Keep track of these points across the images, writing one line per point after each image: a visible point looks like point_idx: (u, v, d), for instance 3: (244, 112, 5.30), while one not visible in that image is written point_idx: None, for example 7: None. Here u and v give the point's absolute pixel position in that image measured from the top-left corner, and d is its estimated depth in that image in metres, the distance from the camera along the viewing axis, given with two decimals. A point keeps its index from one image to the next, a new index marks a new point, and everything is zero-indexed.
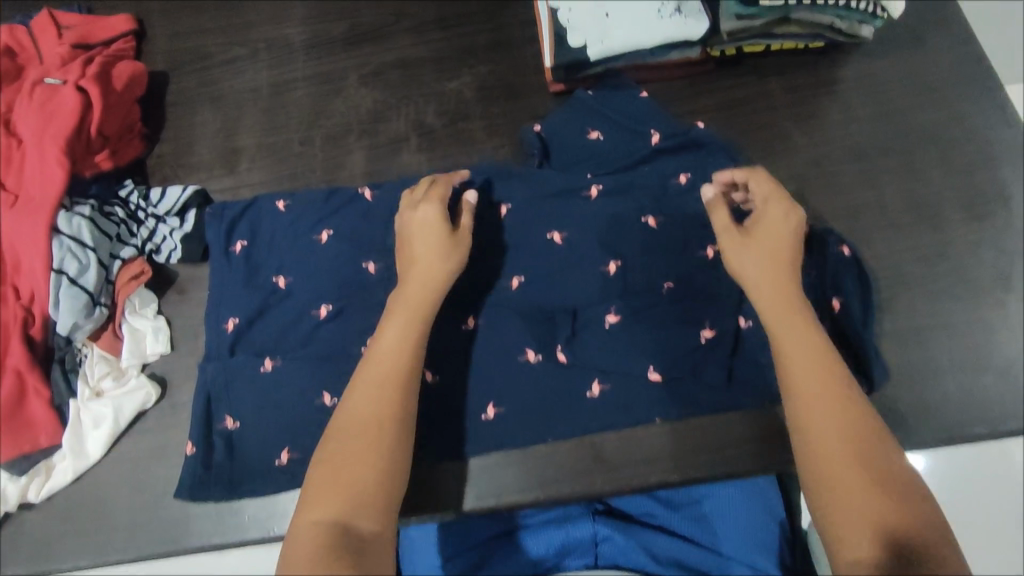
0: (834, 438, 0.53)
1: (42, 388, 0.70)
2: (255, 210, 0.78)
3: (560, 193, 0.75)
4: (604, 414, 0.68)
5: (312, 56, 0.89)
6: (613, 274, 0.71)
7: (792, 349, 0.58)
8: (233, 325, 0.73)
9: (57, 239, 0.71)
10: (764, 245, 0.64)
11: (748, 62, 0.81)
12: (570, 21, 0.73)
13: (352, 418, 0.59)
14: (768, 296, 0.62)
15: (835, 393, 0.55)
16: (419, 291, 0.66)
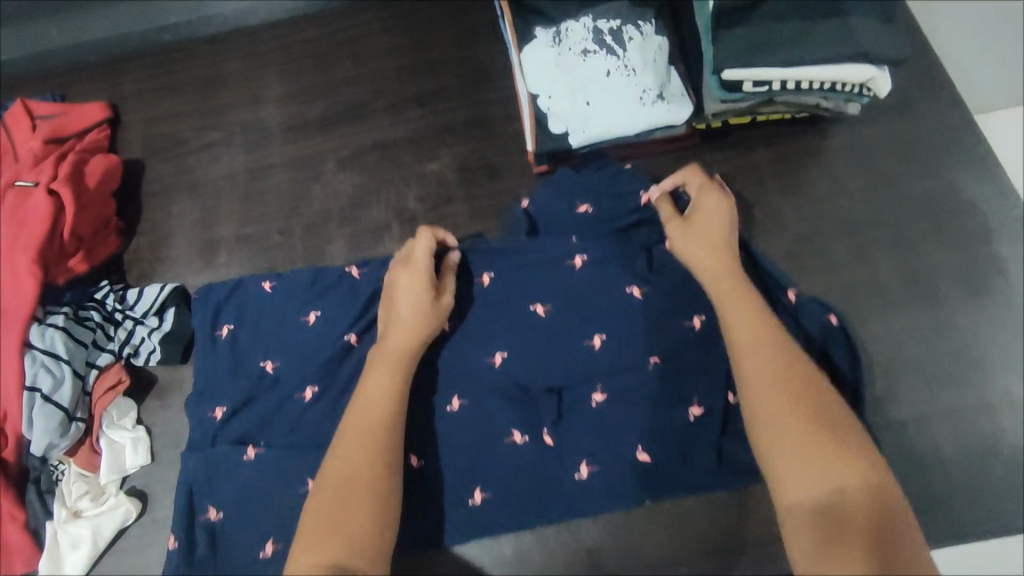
0: (778, 396, 0.52)
1: (17, 512, 0.67)
2: (242, 291, 0.75)
3: (543, 264, 0.72)
4: (597, 499, 0.64)
5: (289, 138, 0.87)
6: (598, 348, 0.68)
7: (731, 312, 0.59)
8: (223, 412, 0.70)
9: (30, 354, 0.69)
10: (705, 228, 0.65)
11: (733, 134, 0.80)
12: (550, 108, 0.72)
13: (338, 467, 0.56)
14: (710, 271, 0.63)
15: (778, 353, 0.55)
16: (403, 346, 0.63)
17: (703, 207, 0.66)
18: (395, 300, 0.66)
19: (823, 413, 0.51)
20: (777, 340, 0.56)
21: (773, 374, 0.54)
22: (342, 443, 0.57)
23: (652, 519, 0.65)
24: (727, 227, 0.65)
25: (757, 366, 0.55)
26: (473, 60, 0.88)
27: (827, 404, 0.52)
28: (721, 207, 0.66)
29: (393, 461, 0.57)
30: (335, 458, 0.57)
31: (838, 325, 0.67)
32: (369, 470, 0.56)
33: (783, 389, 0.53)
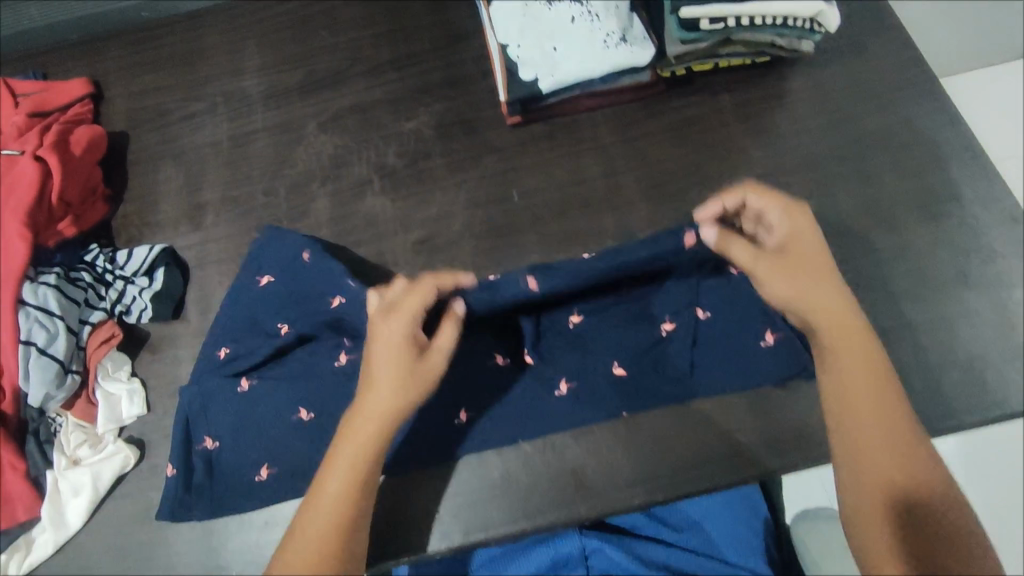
0: (878, 465, 0.57)
1: (18, 462, 0.69)
2: (292, 246, 0.77)
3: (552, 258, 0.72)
4: (575, 412, 0.68)
5: (270, 105, 0.90)
6: (586, 277, 0.72)
7: (849, 378, 0.60)
8: (226, 352, 0.74)
9: (23, 310, 0.70)
10: (808, 260, 0.63)
11: (697, 80, 0.83)
12: (520, 57, 0.75)
13: (297, 551, 0.57)
14: (836, 338, 0.61)
15: (889, 423, 0.58)
16: (373, 427, 0.61)
17: (793, 232, 0.64)
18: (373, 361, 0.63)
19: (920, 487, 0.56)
20: (890, 404, 0.59)
21: (880, 444, 0.58)
22: (301, 523, 0.59)
23: (634, 439, 0.68)
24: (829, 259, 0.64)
25: (862, 428, 0.58)
26: (445, 25, 0.91)
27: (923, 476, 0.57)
28: (811, 232, 0.65)
29: (349, 550, 0.58)
30: (298, 539, 0.58)
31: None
32: (327, 559, 0.57)
33: (890, 460, 0.57)
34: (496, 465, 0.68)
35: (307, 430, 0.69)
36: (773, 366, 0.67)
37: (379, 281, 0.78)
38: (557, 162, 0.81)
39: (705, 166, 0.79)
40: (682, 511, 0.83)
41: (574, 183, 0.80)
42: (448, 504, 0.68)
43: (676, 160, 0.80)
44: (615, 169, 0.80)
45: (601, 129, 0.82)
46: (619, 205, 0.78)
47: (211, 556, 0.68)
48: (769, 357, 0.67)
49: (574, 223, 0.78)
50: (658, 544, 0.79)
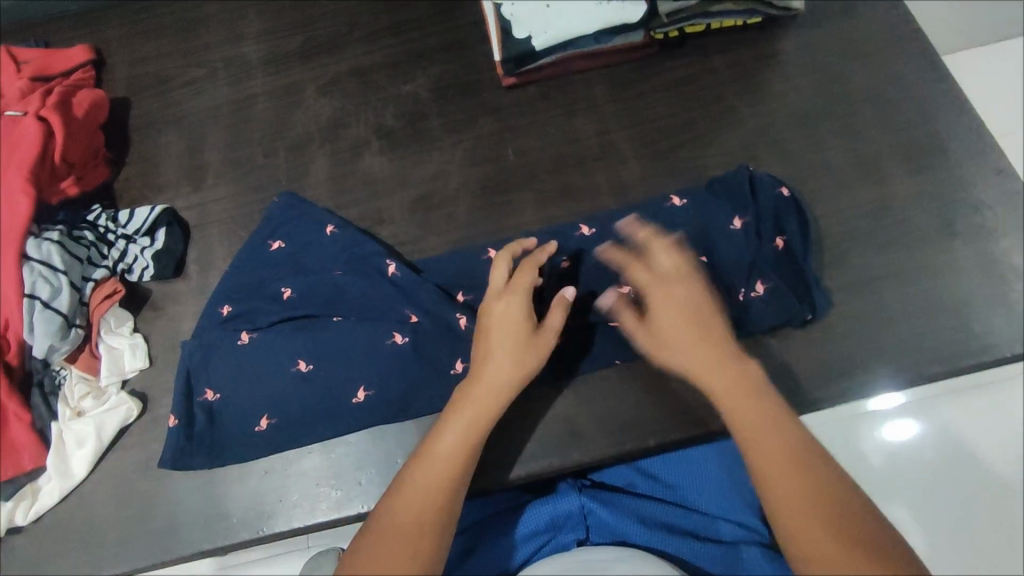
0: (810, 524, 0.53)
1: (23, 412, 0.70)
2: (311, 219, 0.78)
3: (554, 230, 0.76)
4: (569, 362, 0.70)
5: (270, 71, 0.91)
6: (585, 235, 0.75)
7: (734, 400, 0.59)
8: (228, 310, 0.75)
9: (28, 264, 0.72)
10: (682, 329, 0.62)
11: (691, 42, 0.84)
12: (514, 15, 0.78)
13: (392, 523, 0.56)
14: (721, 371, 0.61)
15: (805, 472, 0.55)
16: (489, 401, 0.62)
17: (659, 307, 0.64)
18: (488, 337, 0.64)
19: (862, 532, 0.52)
20: (774, 420, 0.58)
21: (804, 498, 0.54)
22: (399, 496, 0.58)
23: (626, 386, 0.69)
24: (705, 319, 0.63)
25: (781, 486, 0.55)
26: None
27: (858, 523, 0.53)
28: (689, 296, 0.64)
29: (445, 524, 0.57)
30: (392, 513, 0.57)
31: (784, 197, 0.73)
32: (426, 531, 0.56)
33: (787, 463, 0.56)
34: None
35: (307, 381, 0.69)
36: (762, 311, 0.68)
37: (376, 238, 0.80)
38: (553, 122, 0.82)
39: (697, 123, 0.81)
40: (672, 468, 0.83)
41: (568, 142, 0.81)
42: None
43: (669, 119, 0.81)
44: (609, 128, 0.81)
45: (595, 90, 0.83)
46: (612, 163, 0.79)
47: (211, 504, 0.69)
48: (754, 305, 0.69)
49: (569, 181, 0.79)
50: (652, 502, 0.80)
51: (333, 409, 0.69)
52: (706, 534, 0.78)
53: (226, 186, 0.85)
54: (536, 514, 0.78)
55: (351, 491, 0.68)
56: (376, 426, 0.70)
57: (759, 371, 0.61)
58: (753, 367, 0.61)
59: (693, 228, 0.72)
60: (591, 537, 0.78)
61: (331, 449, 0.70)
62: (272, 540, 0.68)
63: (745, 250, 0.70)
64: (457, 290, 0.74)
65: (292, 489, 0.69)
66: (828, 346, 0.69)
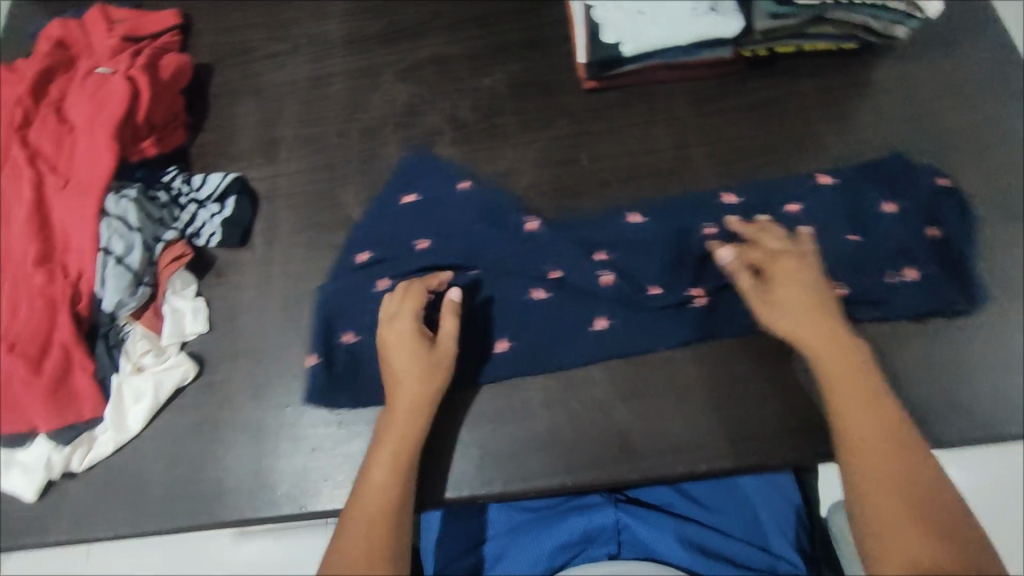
0: (897, 503, 0.55)
1: (87, 362, 0.71)
2: (445, 176, 0.80)
3: (696, 200, 0.76)
4: (622, 377, 0.69)
5: (351, 51, 0.91)
6: (730, 204, 0.76)
7: (842, 373, 0.61)
8: (365, 257, 0.76)
9: (105, 220, 0.74)
10: (802, 299, 0.64)
11: (781, 63, 0.82)
12: (604, 20, 0.77)
13: (341, 558, 0.58)
14: (831, 345, 0.62)
15: (902, 457, 0.57)
16: (402, 425, 0.64)
17: (783, 275, 0.65)
18: (390, 365, 0.67)
19: (947, 518, 0.55)
20: (878, 398, 0.60)
21: (892, 478, 0.56)
22: (343, 534, 0.59)
23: (682, 406, 0.68)
24: (823, 293, 0.65)
25: (875, 463, 0.57)
26: None
27: (947, 511, 0.55)
28: (806, 273, 0.65)
29: (393, 549, 0.58)
30: (339, 550, 0.58)
31: (855, 244, 0.71)
32: (376, 554, 0.58)
33: (885, 438, 0.58)
34: (542, 418, 0.69)
35: None
36: None
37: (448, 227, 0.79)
38: (631, 130, 0.81)
39: (777, 147, 0.78)
40: (712, 490, 0.83)
41: (644, 152, 0.80)
42: (493, 449, 0.68)
43: (749, 139, 0.79)
44: (687, 142, 0.80)
45: (677, 103, 0.82)
46: (687, 178, 0.78)
47: (259, 474, 0.70)
48: None
49: (642, 192, 0.78)
50: (692, 524, 0.79)
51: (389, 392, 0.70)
52: (748, 564, 0.77)
53: (297, 161, 0.86)
54: (569, 525, 0.78)
55: None
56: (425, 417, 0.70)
57: (868, 351, 0.63)
58: (863, 348, 0.63)
59: (843, 207, 0.73)
60: (624, 552, 0.78)
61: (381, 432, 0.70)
62: (314, 517, 0.69)
63: None
64: (521, 287, 0.73)
65: (338, 470, 0.69)
66: (897, 391, 0.66)
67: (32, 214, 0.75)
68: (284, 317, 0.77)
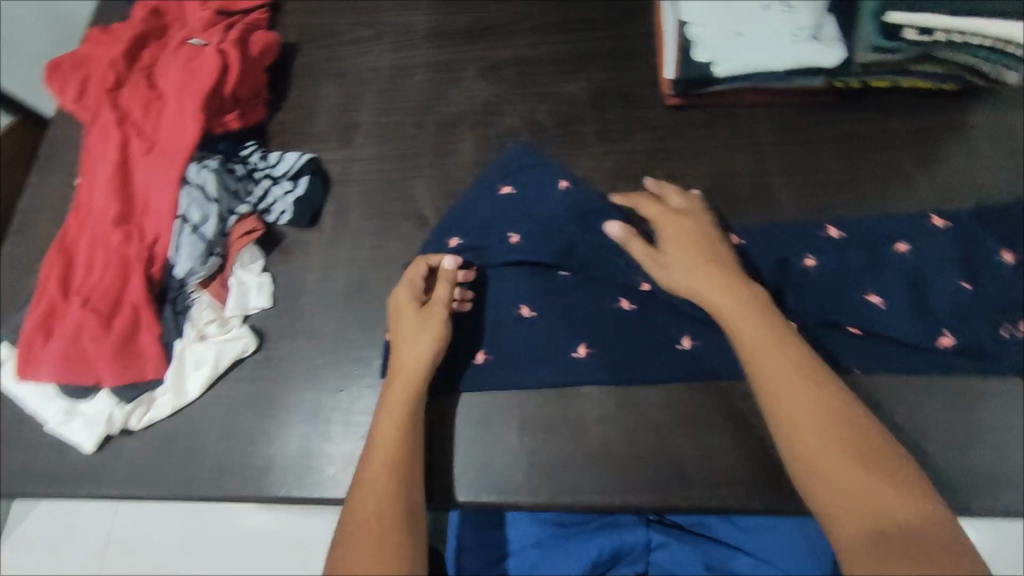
0: (830, 440, 0.54)
1: (154, 324, 0.72)
2: (546, 170, 0.80)
3: (797, 229, 0.74)
4: (680, 401, 0.68)
5: (434, 44, 0.91)
6: (834, 237, 0.73)
7: (745, 333, 0.61)
8: (457, 242, 0.77)
9: (185, 188, 0.76)
10: (693, 257, 0.66)
11: (874, 98, 0.79)
12: (699, 37, 0.75)
13: (354, 520, 0.57)
14: (731, 303, 0.63)
15: (818, 404, 0.56)
16: (402, 383, 0.66)
17: (672, 238, 0.68)
18: (393, 331, 0.70)
19: (877, 460, 0.53)
20: (782, 351, 0.59)
21: (814, 432, 0.55)
22: (355, 487, 0.60)
23: (740, 440, 0.66)
24: (713, 250, 0.67)
25: (798, 401, 0.56)
26: None
27: (874, 453, 0.53)
28: (694, 229, 0.69)
29: (405, 500, 0.59)
30: (351, 513, 0.57)
31: (969, 292, 0.67)
32: (386, 503, 0.58)
33: (800, 395, 0.56)
34: (595, 433, 0.68)
35: (528, 325, 0.72)
36: (901, 393, 0.67)
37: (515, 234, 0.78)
38: (712, 151, 0.79)
39: (863, 184, 0.76)
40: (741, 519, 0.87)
41: (723, 175, 0.78)
42: (544, 459, 0.68)
43: (835, 172, 0.77)
44: (767, 170, 0.78)
45: (759, 128, 0.80)
46: (764, 206, 0.76)
47: (309, 454, 0.70)
48: (884, 385, 0.67)
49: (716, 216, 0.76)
50: (718, 547, 0.85)
51: (445, 387, 0.71)
52: None
53: (373, 149, 0.86)
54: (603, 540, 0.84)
55: (441, 476, 0.68)
56: (478, 417, 0.70)
57: (768, 301, 0.63)
58: (765, 299, 0.63)
59: (951, 253, 0.70)
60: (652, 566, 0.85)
61: (430, 430, 0.70)
62: None
63: (905, 327, 0.67)
64: (584, 298, 0.73)
65: None
66: (969, 451, 0.65)
67: (116, 174, 0.78)
68: (345, 302, 0.77)
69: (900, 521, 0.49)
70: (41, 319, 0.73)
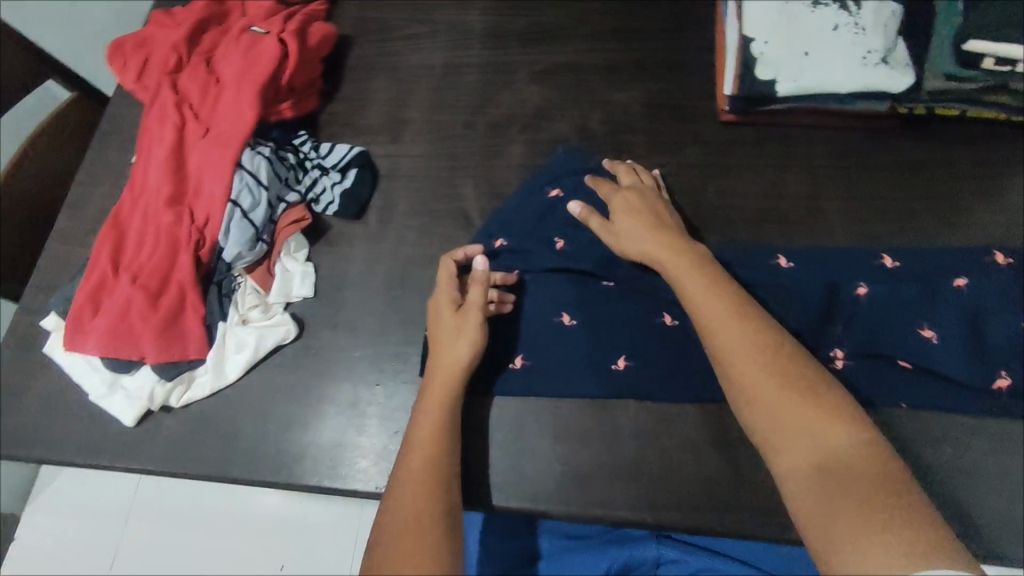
0: (768, 381, 0.55)
1: (199, 305, 0.74)
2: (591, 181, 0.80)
3: (851, 256, 0.72)
4: (718, 422, 0.67)
5: (488, 45, 0.91)
6: (890, 267, 0.71)
7: (691, 288, 0.61)
8: (501, 245, 0.77)
9: (240, 174, 0.76)
10: (639, 222, 0.68)
11: (937, 126, 0.78)
12: (763, 54, 0.74)
13: (395, 515, 0.57)
14: (676, 261, 0.64)
15: (762, 353, 0.56)
16: (439, 386, 0.66)
17: (620, 207, 0.71)
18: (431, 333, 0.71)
19: (822, 402, 0.53)
20: (725, 302, 0.59)
21: (762, 382, 0.55)
22: (393, 487, 0.60)
23: None
24: (657, 216, 0.69)
25: (731, 345, 0.57)
26: (679, 8, 0.89)
27: (819, 396, 0.53)
28: (643, 198, 0.71)
29: (443, 500, 0.59)
30: (390, 513, 0.58)
31: None
32: (424, 502, 0.58)
33: (745, 345, 0.56)
34: (630, 448, 0.67)
35: (568, 333, 0.72)
36: (950, 432, 0.65)
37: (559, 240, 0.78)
38: (765, 170, 0.78)
39: (922, 213, 0.74)
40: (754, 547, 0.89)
41: (776, 194, 0.77)
42: (576, 470, 0.67)
43: (892, 200, 0.75)
44: (822, 192, 0.76)
45: (815, 150, 0.78)
46: (816, 230, 0.75)
47: (342, 445, 0.71)
48: (933, 422, 0.65)
49: (765, 237, 0.75)
50: (737, 566, 0.84)
51: (482, 389, 0.71)
52: None
53: (421, 146, 0.86)
54: (611, 554, 0.85)
55: (472, 478, 0.67)
56: (513, 422, 0.70)
57: (713, 259, 0.64)
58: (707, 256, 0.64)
59: (1015, 290, 0.67)
60: None
61: (464, 432, 0.69)
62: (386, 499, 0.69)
63: (957, 364, 0.65)
64: (625, 311, 0.72)
65: None
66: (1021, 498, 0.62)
67: (172, 155, 0.79)
68: (386, 296, 0.78)
69: (841, 459, 0.50)
70: (91, 291, 0.75)
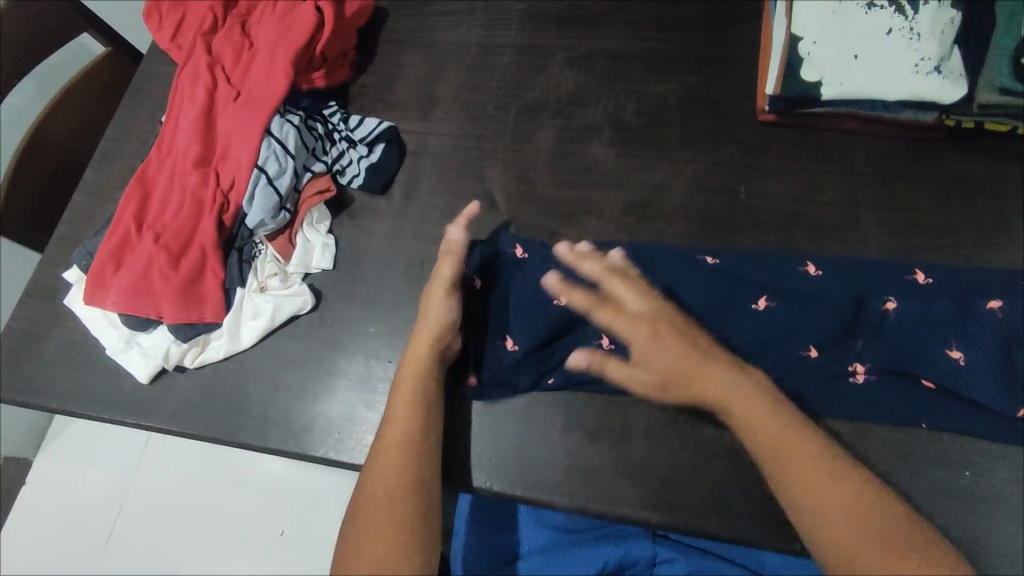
0: (833, 496, 0.55)
1: (218, 269, 0.74)
2: (620, 174, 0.79)
3: (883, 269, 0.70)
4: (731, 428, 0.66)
5: (526, 26, 0.90)
6: (921, 283, 0.69)
7: (744, 408, 0.60)
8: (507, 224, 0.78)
9: (268, 140, 0.76)
10: (681, 366, 0.63)
11: (984, 141, 0.75)
12: (810, 54, 0.71)
13: (371, 485, 0.60)
14: (725, 391, 0.61)
15: (822, 468, 0.56)
16: (417, 362, 0.66)
17: (649, 349, 0.64)
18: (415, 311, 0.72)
19: (885, 521, 0.54)
20: (780, 418, 0.59)
21: (827, 498, 0.55)
22: (371, 461, 0.62)
23: None
24: (689, 341, 0.64)
25: (793, 463, 0.57)
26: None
27: (881, 514, 0.54)
28: (664, 318, 0.65)
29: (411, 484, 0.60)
30: (362, 491, 0.60)
31: None
32: (392, 485, 0.59)
33: (805, 462, 0.57)
34: (639, 446, 0.66)
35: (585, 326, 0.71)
36: (972, 456, 0.63)
37: (583, 230, 0.77)
38: (801, 174, 0.76)
39: (961, 230, 0.72)
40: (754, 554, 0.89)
41: (810, 200, 0.75)
42: (583, 464, 0.66)
43: (931, 214, 0.73)
44: (858, 200, 0.74)
45: (855, 157, 0.76)
46: (850, 240, 0.73)
47: (350, 419, 0.71)
48: (955, 444, 0.64)
49: (795, 243, 0.73)
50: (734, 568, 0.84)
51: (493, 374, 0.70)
52: None
53: (450, 126, 0.85)
54: (605, 551, 0.83)
55: (478, 463, 0.67)
56: (523, 411, 0.69)
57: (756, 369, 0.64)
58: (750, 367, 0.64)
59: None
60: None
61: (475, 415, 0.69)
62: None
63: (985, 388, 0.63)
64: None
65: None
66: None
67: (202, 118, 0.79)
68: (405, 274, 0.77)
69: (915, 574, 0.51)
70: (114, 248, 0.75)
